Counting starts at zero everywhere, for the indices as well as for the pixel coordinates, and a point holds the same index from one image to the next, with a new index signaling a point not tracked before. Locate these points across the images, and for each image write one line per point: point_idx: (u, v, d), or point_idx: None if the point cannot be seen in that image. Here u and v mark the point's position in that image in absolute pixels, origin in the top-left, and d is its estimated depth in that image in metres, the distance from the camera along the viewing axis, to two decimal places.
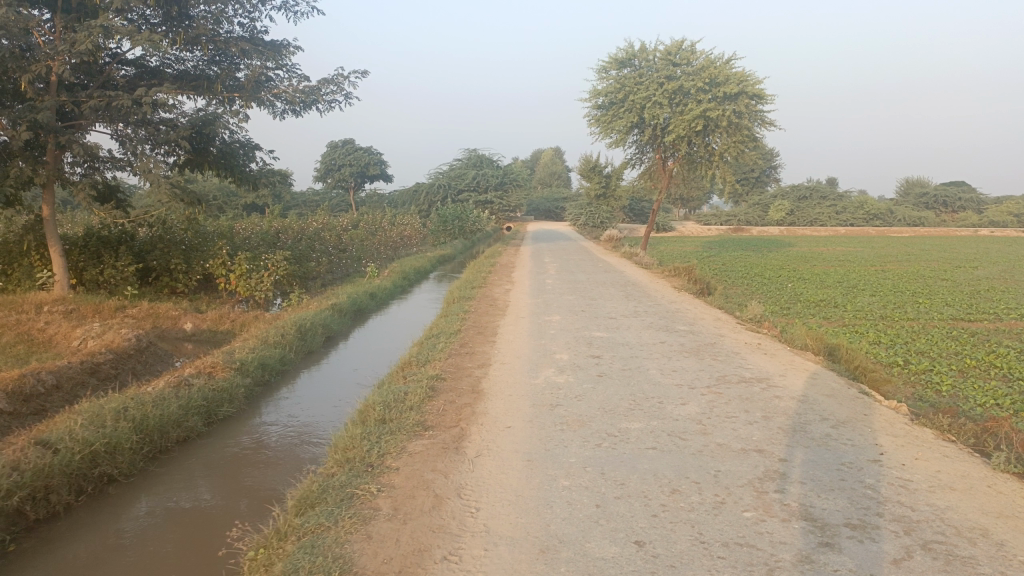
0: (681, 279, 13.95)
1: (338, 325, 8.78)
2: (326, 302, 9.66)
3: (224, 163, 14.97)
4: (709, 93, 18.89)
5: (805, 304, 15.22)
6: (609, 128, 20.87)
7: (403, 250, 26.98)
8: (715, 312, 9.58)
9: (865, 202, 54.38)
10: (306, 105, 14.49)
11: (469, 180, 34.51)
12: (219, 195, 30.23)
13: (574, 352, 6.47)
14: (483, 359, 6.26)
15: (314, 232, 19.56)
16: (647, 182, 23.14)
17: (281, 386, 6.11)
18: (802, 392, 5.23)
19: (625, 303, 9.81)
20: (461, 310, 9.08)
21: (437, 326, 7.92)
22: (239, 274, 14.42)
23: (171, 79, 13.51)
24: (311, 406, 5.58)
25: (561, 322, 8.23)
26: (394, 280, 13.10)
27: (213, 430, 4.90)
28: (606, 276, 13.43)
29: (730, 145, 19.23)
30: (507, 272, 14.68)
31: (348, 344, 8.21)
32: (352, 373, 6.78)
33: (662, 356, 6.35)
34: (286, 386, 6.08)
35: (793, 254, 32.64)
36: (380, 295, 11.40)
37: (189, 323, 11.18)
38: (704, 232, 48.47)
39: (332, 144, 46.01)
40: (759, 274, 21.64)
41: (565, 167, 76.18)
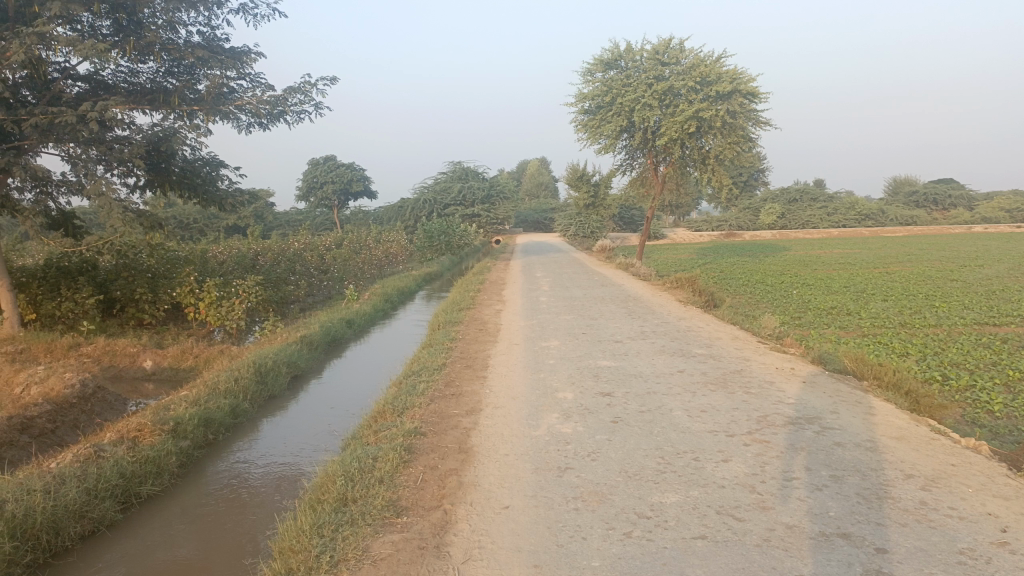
0: (684, 291, 13.00)
1: (308, 361, 7.73)
2: (296, 334, 8.62)
3: (188, 182, 13.95)
4: (701, 92, 18.05)
5: (816, 313, 14.29)
6: (597, 133, 20.00)
7: (388, 269, 25.97)
8: (729, 329, 8.60)
9: (856, 202, 53.78)
10: (272, 117, 13.65)
11: (455, 194, 33.59)
12: (196, 218, 29.28)
13: (580, 389, 5.46)
14: (473, 403, 5.23)
15: (292, 254, 18.49)
16: (640, 188, 22.26)
17: (233, 443, 5.11)
18: (866, 437, 4.22)
19: (629, 322, 8.81)
20: (448, 338, 8.05)
21: (419, 359, 6.88)
22: (210, 302, 13.33)
23: (124, 94, 12.52)
24: (276, 453, 4.89)
25: (562, 349, 7.23)
26: (374, 303, 12.07)
27: (138, 511, 3.95)
28: (604, 291, 12.46)
29: (725, 146, 18.38)
30: (497, 290, 13.69)
31: (318, 383, 7.17)
32: (327, 413, 5.96)
33: (685, 391, 5.34)
34: (241, 440, 5.15)
35: (789, 258, 31.83)
36: (359, 323, 10.37)
37: (148, 361, 10.15)
38: (695, 239, 47.69)
39: (314, 163, 45.04)
40: (760, 281, 20.71)
41: (552, 178, 75.36)
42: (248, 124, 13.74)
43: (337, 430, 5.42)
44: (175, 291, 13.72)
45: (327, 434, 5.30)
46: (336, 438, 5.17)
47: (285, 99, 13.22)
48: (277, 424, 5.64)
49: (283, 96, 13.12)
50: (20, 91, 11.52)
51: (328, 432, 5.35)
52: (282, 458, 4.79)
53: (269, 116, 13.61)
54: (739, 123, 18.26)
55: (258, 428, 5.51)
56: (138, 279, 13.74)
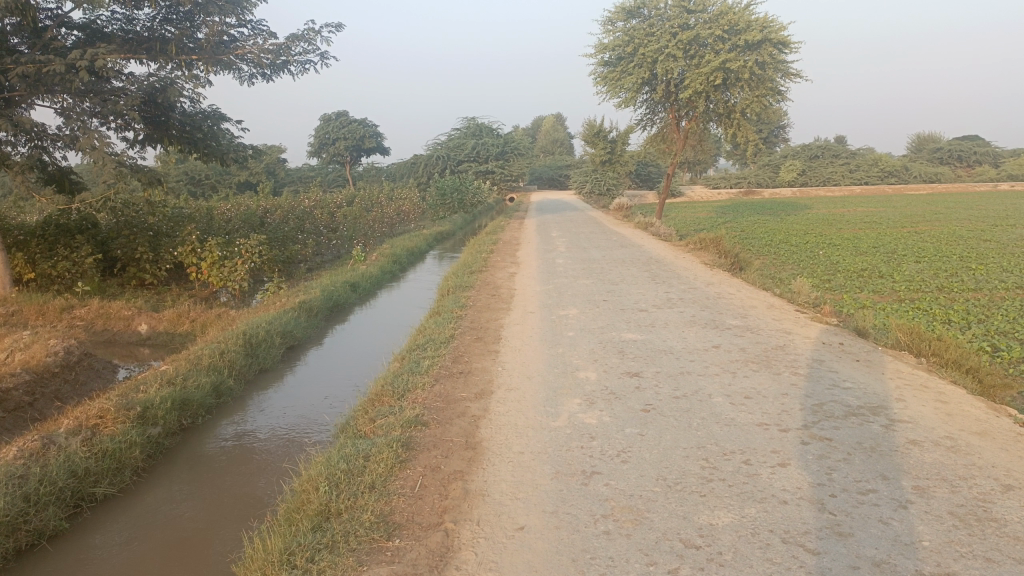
0: (708, 253, 12.29)
1: (307, 329, 7.15)
2: (296, 298, 8.03)
3: (188, 138, 13.27)
4: (728, 42, 17.04)
5: (847, 276, 13.55)
6: (617, 86, 19.07)
7: (400, 227, 25.33)
8: (762, 296, 7.92)
9: (879, 159, 52.29)
10: (276, 67, 12.90)
11: (468, 150, 32.72)
12: (206, 175, 28.69)
13: (604, 369, 4.83)
14: (483, 385, 4.63)
15: (300, 212, 17.85)
16: (661, 144, 21.36)
17: (217, 425, 4.61)
18: (945, 436, 3.57)
19: (653, 288, 8.13)
20: (457, 305, 7.43)
21: (425, 330, 6.27)
22: (212, 262, 12.74)
23: (119, 42, 11.80)
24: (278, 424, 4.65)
25: (581, 318, 6.59)
26: (382, 265, 11.46)
27: (106, 503, 3.54)
28: (625, 253, 11.77)
29: (752, 100, 17.43)
30: (511, 250, 13.03)
31: (319, 352, 6.66)
32: (324, 386, 5.52)
33: (724, 372, 4.71)
34: (228, 418, 4.71)
35: (812, 216, 30.85)
36: (364, 286, 9.76)
37: (143, 325, 9.64)
38: (713, 196, 46.61)
39: (326, 118, 44.12)
40: (784, 241, 19.89)
41: (567, 134, 73.98)
42: (251, 75, 13.02)
43: (335, 407, 4.98)
44: (176, 251, 13.14)
45: (324, 412, 4.87)
46: (334, 416, 4.75)
47: (289, 49, 12.47)
48: (270, 398, 5.21)
49: (287, 46, 12.36)
50: (6, 37, 10.89)
51: (326, 409, 4.92)
52: (280, 432, 4.50)
53: (272, 66, 12.87)
54: (769, 75, 17.28)
55: (246, 405, 5.03)
56: (137, 238, 13.18)
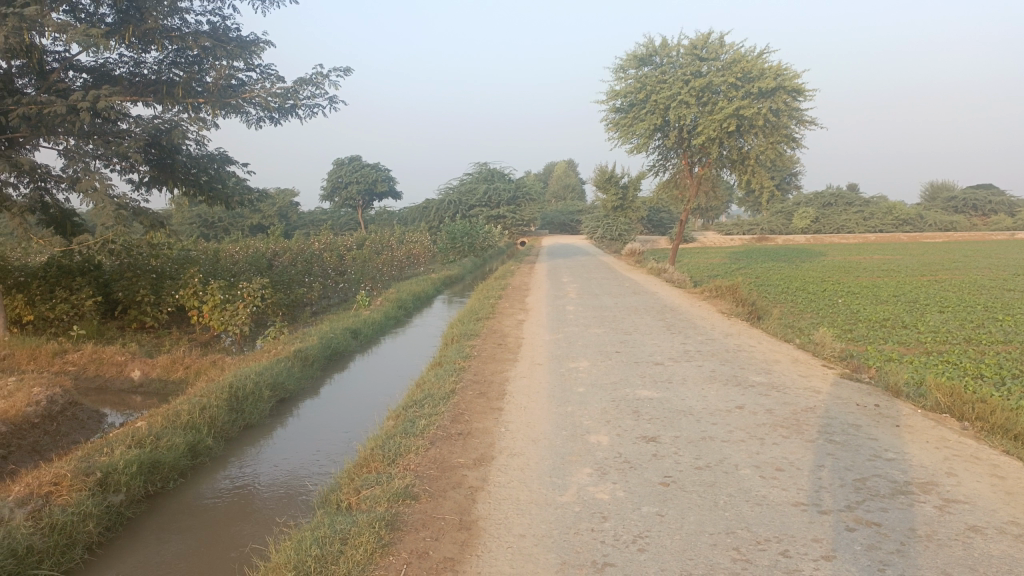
0: (725, 301, 11.85)
1: (302, 379, 6.75)
2: (292, 347, 7.64)
3: (193, 181, 13.07)
4: (742, 89, 16.83)
5: (869, 327, 13.04)
6: (629, 133, 18.86)
7: (410, 271, 25.06)
8: (785, 349, 7.45)
9: (894, 207, 51.89)
10: (284, 110, 12.76)
11: (480, 194, 32.61)
12: (217, 219, 28.68)
13: (618, 432, 4.39)
14: (483, 449, 4.19)
15: (307, 255, 17.57)
16: (674, 190, 21.07)
17: (191, 490, 4.19)
18: (1011, 522, 3.10)
19: (669, 340, 7.67)
20: (462, 355, 7.00)
21: (424, 384, 5.85)
22: (214, 305, 12.36)
23: (126, 85, 11.69)
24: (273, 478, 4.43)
25: (592, 372, 6.16)
26: (387, 310, 11.09)
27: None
28: (638, 301, 11.37)
29: (767, 146, 17.15)
30: (520, 297, 12.66)
31: (314, 403, 6.31)
32: (314, 441, 5.20)
33: (749, 437, 4.25)
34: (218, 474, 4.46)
35: (829, 264, 30.34)
36: (366, 333, 9.37)
37: (136, 371, 9.23)
38: (726, 243, 46.26)
39: (339, 162, 44.34)
40: (802, 289, 19.37)
41: (578, 180, 74.12)
42: (259, 118, 12.91)
43: (321, 466, 4.64)
44: (178, 294, 12.82)
45: (308, 471, 4.54)
46: (318, 477, 4.42)
47: (297, 92, 12.36)
48: (256, 453, 4.90)
49: (295, 89, 12.24)
50: (11, 78, 10.81)
51: (310, 468, 4.60)
52: (265, 491, 4.21)
53: (280, 109, 12.75)
54: (783, 121, 17.03)
55: (228, 463, 4.69)
56: (139, 280, 12.90)
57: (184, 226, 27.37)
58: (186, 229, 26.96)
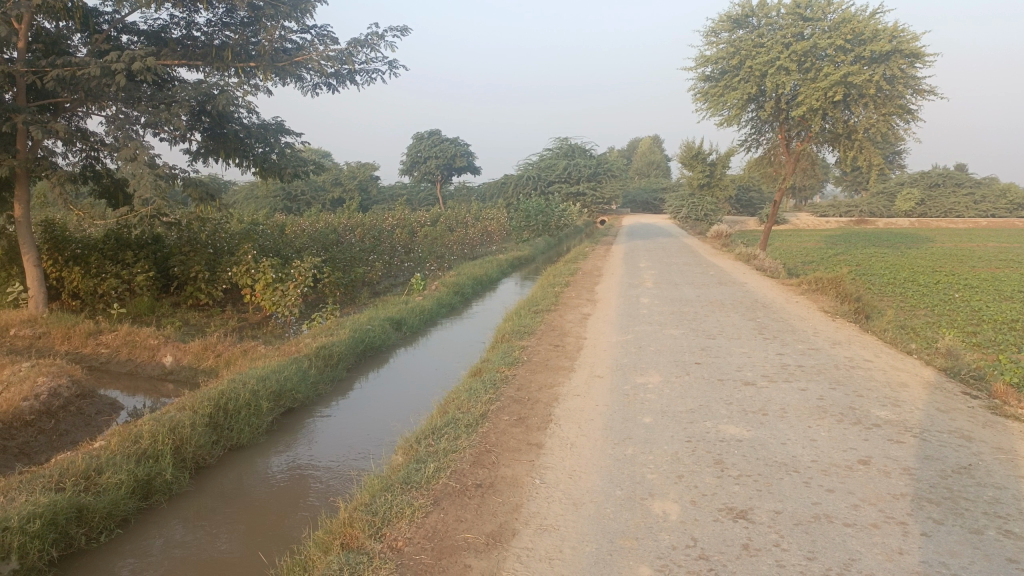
0: (825, 296, 10.31)
1: (318, 384, 5.73)
2: (319, 341, 6.66)
3: (245, 151, 12.18)
4: (851, 53, 14.93)
5: (995, 329, 11.22)
6: (719, 103, 17.23)
7: (482, 249, 24.06)
8: (908, 365, 6.00)
9: (1010, 189, 47.55)
10: (341, 76, 11.83)
11: (560, 171, 31.29)
12: (292, 194, 28.48)
13: (693, 500, 3.17)
14: (504, 517, 3.05)
15: (372, 232, 16.75)
16: (768, 167, 19.24)
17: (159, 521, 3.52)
18: None
19: (760, 349, 6.32)
20: (507, 361, 5.86)
21: (453, 400, 4.75)
22: (265, 284, 11.49)
23: (174, 49, 10.88)
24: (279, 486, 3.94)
25: (664, 393, 4.91)
26: (441, 297, 10.07)
27: None
28: (723, 293, 9.99)
29: (878, 119, 15.22)
30: (590, 284, 11.45)
31: (342, 401, 5.61)
32: (359, 429, 4.88)
33: (883, 521, 2.96)
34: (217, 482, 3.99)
35: (937, 251, 27.65)
36: (412, 324, 8.33)
37: (167, 357, 8.48)
38: (821, 225, 43.40)
39: (418, 136, 43.62)
40: (910, 280, 17.35)
41: (664, 157, 71.41)
42: (316, 85, 12.03)
43: (365, 458, 4.30)
44: (231, 271, 12.06)
45: (351, 464, 4.21)
46: (361, 471, 4.08)
47: (354, 55, 11.41)
48: (297, 445, 4.59)
49: (350, 52, 11.25)
50: (58, 39, 10.22)
51: (352, 461, 4.26)
52: (274, 500, 3.76)
53: (336, 75, 11.84)
54: (898, 91, 15.06)
55: (252, 461, 4.30)
56: (194, 255, 12.28)
57: (263, 198, 27.21)
58: (263, 201, 26.74)
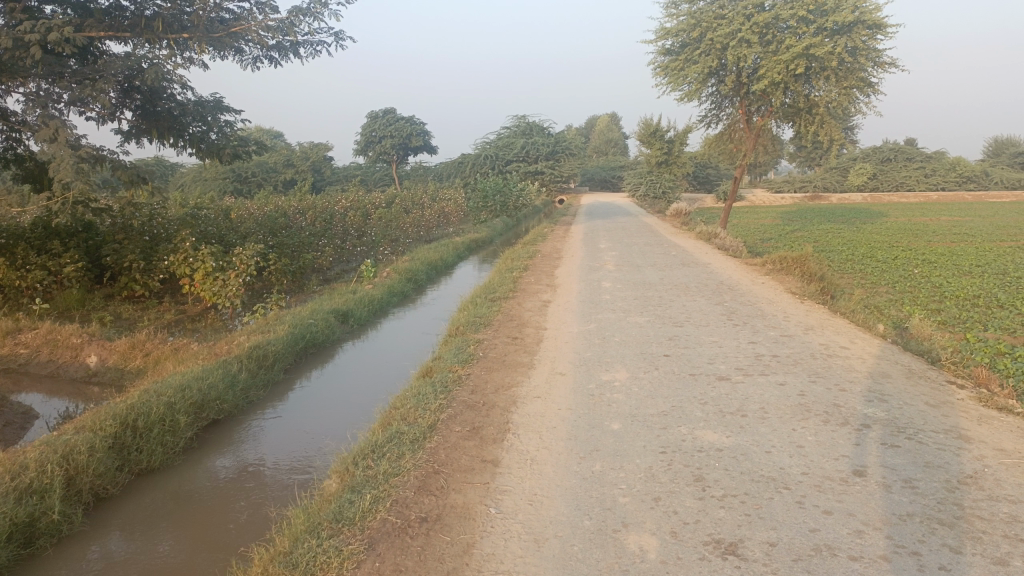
0: (791, 276, 10.01)
1: (248, 389, 5.14)
2: (253, 338, 6.06)
3: (178, 130, 11.25)
4: (812, 24, 14.60)
5: (958, 306, 11.07)
6: (680, 78, 16.83)
7: (440, 231, 23.44)
8: (886, 352, 5.65)
9: (958, 163, 48.35)
10: (282, 48, 11.10)
11: (517, 149, 30.70)
12: (241, 176, 27.45)
13: (673, 531, 2.71)
14: (452, 562, 2.55)
15: (323, 215, 16.01)
16: (728, 143, 18.96)
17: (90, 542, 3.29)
18: None
19: (731, 338, 5.90)
20: (460, 358, 5.34)
21: (397, 409, 4.22)
22: (205, 274, 10.73)
23: (99, 19, 9.88)
24: (221, 497, 3.72)
25: (633, 394, 4.44)
26: (393, 284, 9.52)
27: None
28: (688, 275, 9.62)
29: (839, 93, 14.99)
30: (550, 268, 10.99)
31: (291, 399, 5.31)
32: (309, 429, 4.64)
33: (894, 552, 2.54)
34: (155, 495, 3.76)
35: (892, 226, 27.79)
36: (359, 316, 7.76)
37: (92, 356, 7.83)
38: (777, 202, 43.59)
39: (373, 115, 42.53)
40: (869, 256, 17.28)
41: (621, 135, 71.12)
42: (256, 59, 11.27)
43: (315, 464, 4.08)
44: (168, 259, 11.24)
45: (300, 469, 3.99)
46: (311, 476, 3.87)
47: (296, 26, 10.68)
48: (243, 449, 4.34)
49: (291, 22, 10.52)
50: None
51: (301, 468, 4.03)
52: (217, 511, 3.55)
53: (277, 48, 11.10)
54: (860, 63, 14.82)
55: (194, 468, 4.08)
56: (128, 243, 11.43)
57: (211, 180, 26.10)
58: (211, 183, 25.64)
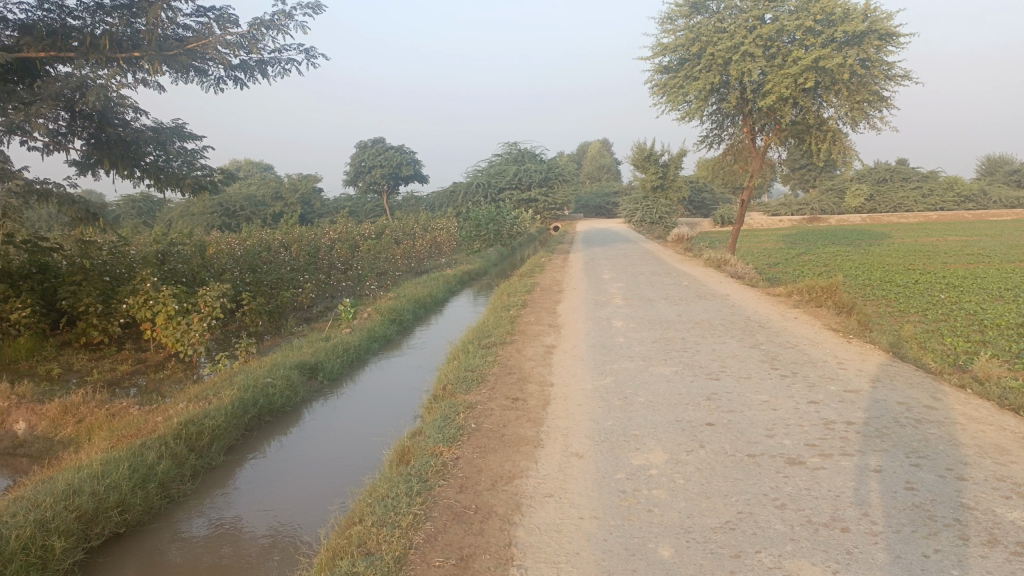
0: (820, 310, 8.86)
1: (168, 482, 3.95)
2: (187, 409, 4.84)
3: (133, 159, 9.70)
4: (821, 35, 13.64)
5: (1004, 335, 9.93)
6: (679, 96, 15.86)
7: (431, 262, 22.31)
8: (982, 412, 4.49)
9: (955, 182, 47.52)
10: (246, 67, 10.07)
11: (510, 176, 29.73)
12: (228, 210, 26.39)
13: None
14: None
15: (306, 248, 14.87)
16: (732, 166, 17.96)
17: None
18: None
19: (783, 396, 4.74)
20: (447, 435, 4.15)
21: (355, 528, 3.03)
22: (166, 318, 9.32)
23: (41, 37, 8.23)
24: None
25: (680, 491, 3.27)
26: (375, 329, 8.34)
27: None
28: (709, 310, 8.49)
29: (850, 108, 13.99)
30: (550, 304, 9.87)
31: (268, 464, 4.55)
32: (284, 500, 3.95)
33: None
34: None
35: (897, 248, 26.75)
36: (331, 369, 6.58)
37: (16, 424, 6.26)
38: (775, 225, 42.66)
39: (362, 146, 41.59)
40: (888, 281, 16.18)
41: (614, 160, 70.37)
42: (219, 78, 10.26)
43: (295, 553, 3.30)
44: (127, 302, 9.68)
45: (274, 563, 3.23)
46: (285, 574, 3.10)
47: (259, 41, 9.64)
48: (201, 538, 3.53)
49: (254, 36, 9.49)
50: None
51: (276, 562, 3.24)
52: None
53: (242, 66, 10.07)
54: (871, 76, 13.85)
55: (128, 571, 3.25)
56: (84, 284, 9.76)
57: (198, 215, 25.04)
58: (198, 219, 24.61)
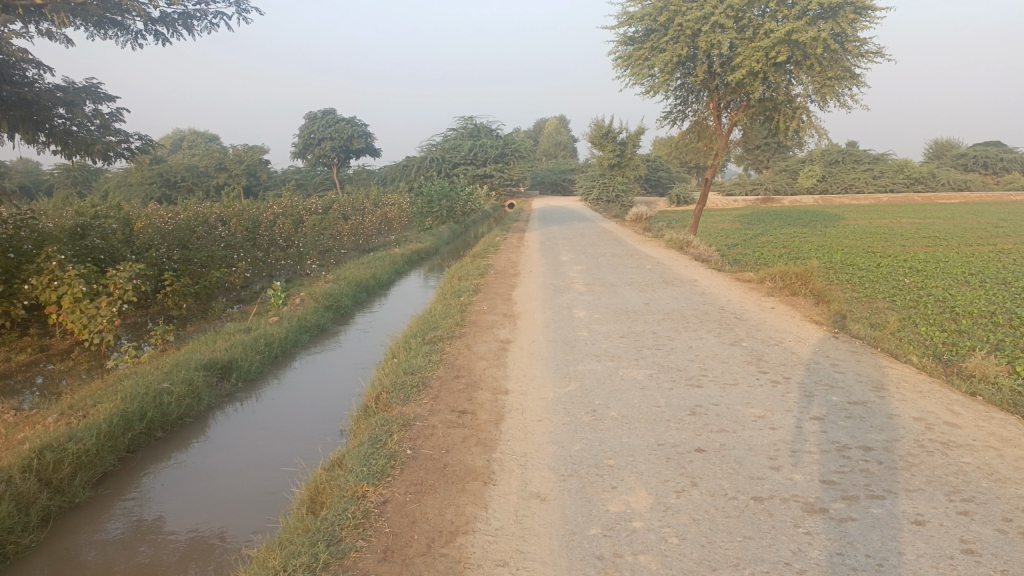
0: (795, 299, 8.17)
1: (3, 536, 3.07)
2: (49, 430, 3.91)
3: (36, 121, 7.66)
4: (794, 6, 12.93)
5: (980, 325, 9.40)
6: (643, 69, 15.04)
7: (380, 239, 21.22)
8: (1013, 430, 3.79)
9: (905, 164, 47.88)
10: (166, 20, 8.91)
11: (464, 151, 28.63)
12: (165, 180, 24.78)
13: None
14: None
15: (245, 223, 13.71)
16: (694, 144, 17.28)
17: None
18: None
19: (780, 411, 4.00)
20: (372, 467, 3.29)
21: None
22: (72, 301, 7.88)
23: None
24: None
25: (675, 558, 2.47)
26: (307, 318, 7.40)
27: None
28: (678, 298, 7.74)
29: (821, 84, 13.34)
30: (505, 288, 9.03)
31: (198, 472, 3.94)
32: (216, 511, 3.45)
33: None
34: None
35: (852, 229, 26.54)
36: (248, 369, 5.65)
37: None
38: (730, 205, 42.39)
39: (311, 116, 39.93)
40: (851, 264, 15.72)
41: (569, 137, 69.44)
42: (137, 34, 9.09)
43: None
44: (28, 283, 8.05)
45: None
46: None
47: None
48: None
49: None
50: None
51: None
52: None
53: (162, 20, 8.91)
54: (843, 52, 13.21)
55: None
56: None
57: (135, 185, 23.43)
58: (135, 190, 23.06)
